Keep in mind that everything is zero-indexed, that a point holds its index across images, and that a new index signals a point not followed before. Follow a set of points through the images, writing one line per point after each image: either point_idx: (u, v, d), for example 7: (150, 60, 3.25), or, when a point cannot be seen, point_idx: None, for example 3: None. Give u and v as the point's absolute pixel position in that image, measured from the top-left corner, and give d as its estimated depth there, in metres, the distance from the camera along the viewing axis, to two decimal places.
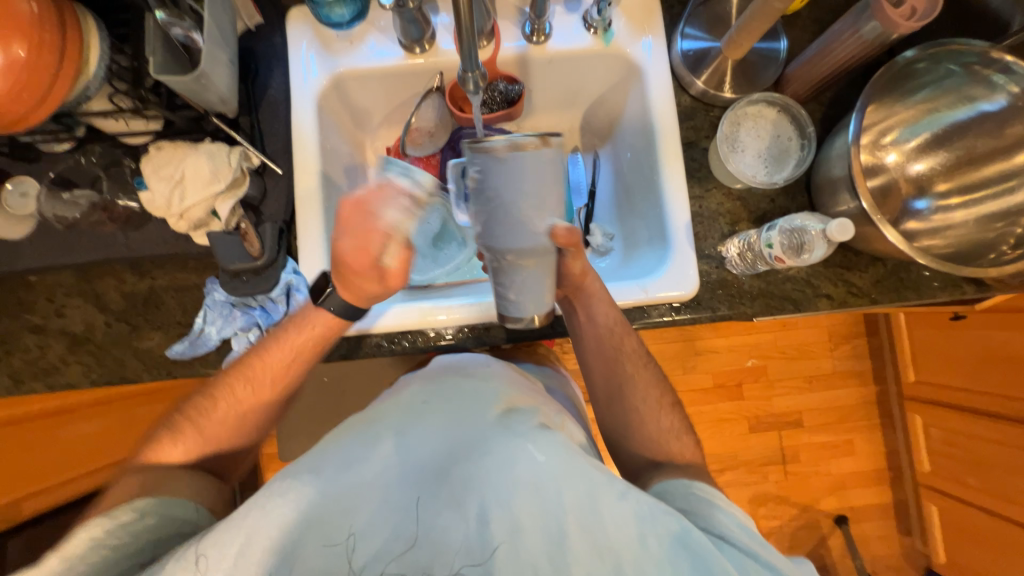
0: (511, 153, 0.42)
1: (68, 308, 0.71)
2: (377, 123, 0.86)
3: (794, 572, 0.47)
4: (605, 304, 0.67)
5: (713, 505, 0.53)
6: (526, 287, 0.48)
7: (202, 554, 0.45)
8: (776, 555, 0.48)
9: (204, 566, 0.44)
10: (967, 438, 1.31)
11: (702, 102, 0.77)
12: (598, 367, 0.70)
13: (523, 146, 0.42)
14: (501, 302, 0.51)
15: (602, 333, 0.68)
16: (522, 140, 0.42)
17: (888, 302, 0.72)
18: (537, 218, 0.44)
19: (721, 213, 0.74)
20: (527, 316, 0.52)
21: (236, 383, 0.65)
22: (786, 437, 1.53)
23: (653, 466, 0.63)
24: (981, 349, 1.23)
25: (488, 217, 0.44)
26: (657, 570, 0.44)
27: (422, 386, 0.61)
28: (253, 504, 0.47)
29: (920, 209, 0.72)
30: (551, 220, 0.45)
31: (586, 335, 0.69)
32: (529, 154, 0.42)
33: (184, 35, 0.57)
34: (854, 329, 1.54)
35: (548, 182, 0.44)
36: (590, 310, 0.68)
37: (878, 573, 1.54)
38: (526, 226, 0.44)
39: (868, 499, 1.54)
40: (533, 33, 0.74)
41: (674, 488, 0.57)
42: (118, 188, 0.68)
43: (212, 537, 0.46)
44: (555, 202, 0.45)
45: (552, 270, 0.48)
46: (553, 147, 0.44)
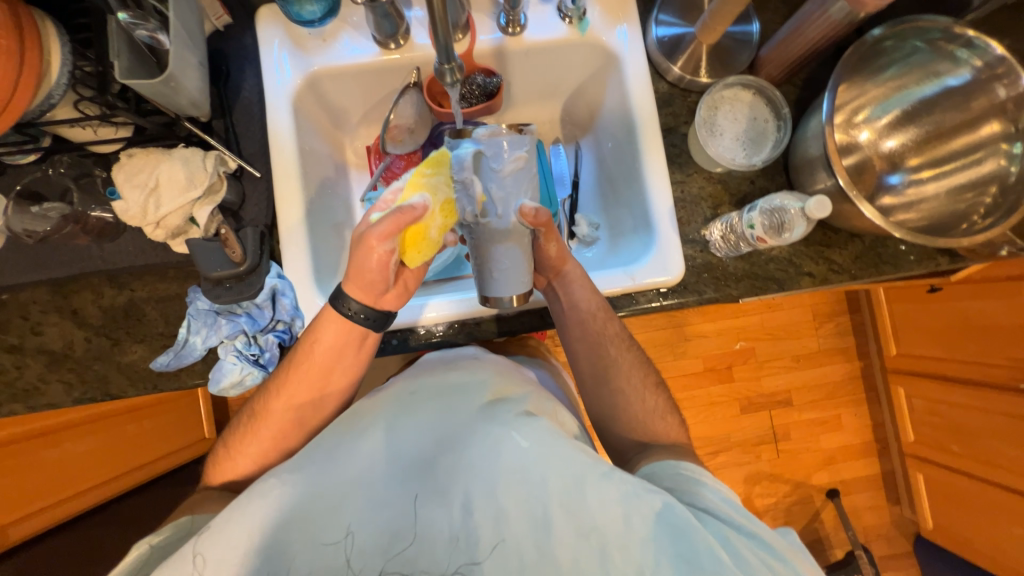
0: (491, 139, 0.54)
1: (44, 325, 0.69)
2: (355, 122, 0.86)
3: (782, 544, 0.48)
4: (587, 290, 0.67)
5: (702, 483, 0.54)
6: (506, 262, 0.56)
7: (198, 554, 0.44)
8: (761, 527, 0.50)
9: (201, 566, 0.44)
10: (949, 406, 1.35)
11: (680, 88, 0.77)
12: (582, 352, 0.69)
13: (498, 133, 0.54)
14: (486, 281, 0.58)
15: (586, 318, 0.67)
16: (497, 129, 0.54)
17: (868, 277, 0.74)
18: (512, 196, 0.55)
19: (703, 197, 0.75)
20: (508, 295, 0.58)
21: (267, 404, 0.62)
22: (776, 416, 1.56)
23: (648, 450, 0.63)
24: (958, 320, 1.27)
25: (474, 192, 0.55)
26: (642, 548, 0.46)
27: (409, 379, 0.61)
28: (240, 505, 0.47)
29: (894, 184, 0.74)
30: (523, 200, 0.56)
31: (569, 322, 0.68)
32: (503, 138, 0.54)
33: (150, 37, 0.56)
34: (837, 307, 1.58)
35: (521, 168, 0.55)
36: (571, 296, 0.67)
37: (870, 542, 1.58)
38: (502, 201, 0.55)
39: (858, 472, 1.58)
40: (508, 24, 0.74)
41: (660, 468, 0.57)
42: (90, 199, 0.66)
43: (208, 535, 0.45)
44: (527, 185, 0.56)
45: (525, 249, 0.57)
46: (524, 136, 0.55)
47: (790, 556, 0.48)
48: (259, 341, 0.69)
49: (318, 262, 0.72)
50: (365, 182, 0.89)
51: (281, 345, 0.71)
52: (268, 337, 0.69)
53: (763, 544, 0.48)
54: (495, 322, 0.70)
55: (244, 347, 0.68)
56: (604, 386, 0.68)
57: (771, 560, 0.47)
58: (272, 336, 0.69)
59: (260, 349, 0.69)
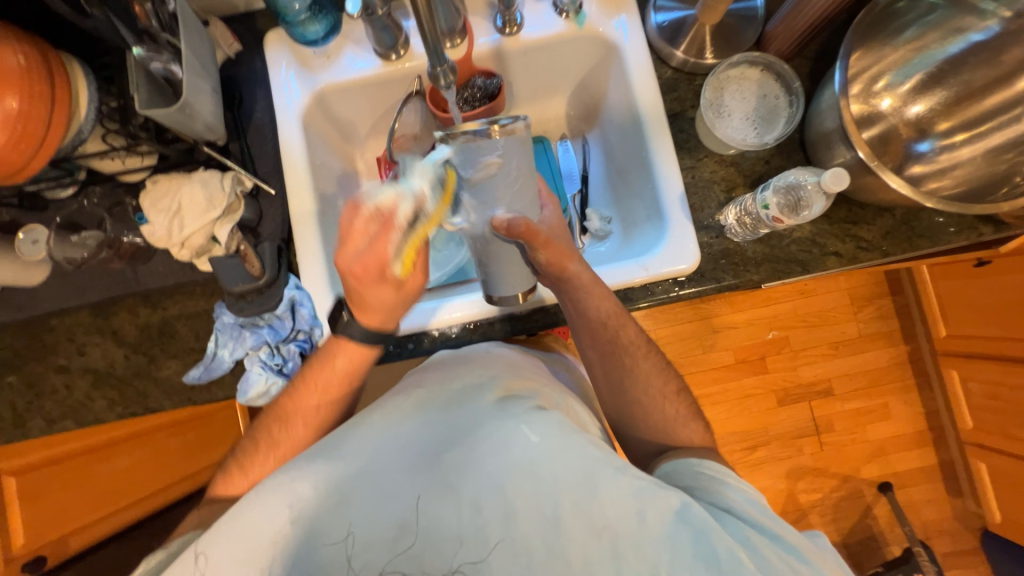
0: (462, 147, 0.49)
1: (88, 346, 0.74)
2: (364, 135, 0.88)
3: (802, 544, 0.47)
4: (596, 296, 0.63)
5: (725, 481, 0.52)
6: (493, 269, 0.61)
7: (201, 552, 0.48)
8: (788, 530, 0.48)
9: (202, 564, 0.47)
10: (1009, 388, 1.24)
11: (684, 72, 0.75)
12: (590, 350, 0.68)
13: (472, 140, 0.48)
14: (484, 282, 0.64)
15: (602, 321, 0.65)
16: (471, 134, 0.48)
17: (902, 252, 0.70)
18: (488, 207, 0.53)
19: (715, 181, 0.73)
20: (506, 296, 0.64)
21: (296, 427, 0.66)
22: (817, 407, 1.48)
23: (671, 450, 0.62)
24: (1012, 294, 1.18)
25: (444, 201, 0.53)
26: (656, 544, 0.45)
27: (419, 375, 0.61)
28: (250, 501, 0.49)
29: (924, 152, 0.70)
30: (498, 210, 0.54)
31: (574, 324, 0.66)
32: (461, 141, 0.49)
33: (164, 68, 0.59)
34: (877, 289, 1.50)
35: (499, 177, 0.51)
36: (575, 294, 0.63)
37: (931, 539, 1.47)
38: (478, 213, 0.54)
39: (911, 463, 1.49)
40: (505, 25, 0.75)
41: (681, 466, 0.56)
42: (121, 225, 0.70)
43: (209, 536, 0.49)
44: (505, 196, 0.53)
45: (513, 254, 0.60)
46: (503, 137, 0.49)
47: (818, 561, 0.46)
48: (282, 352, 0.72)
49: None
50: None
51: (302, 354, 0.73)
52: (290, 347, 0.71)
53: (787, 546, 0.46)
54: (507, 322, 0.71)
55: (268, 358, 0.71)
56: (622, 382, 0.67)
57: (797, 564, 0.45)
58: (294, 345, 0.72)
59: (283, 359, 0.72)
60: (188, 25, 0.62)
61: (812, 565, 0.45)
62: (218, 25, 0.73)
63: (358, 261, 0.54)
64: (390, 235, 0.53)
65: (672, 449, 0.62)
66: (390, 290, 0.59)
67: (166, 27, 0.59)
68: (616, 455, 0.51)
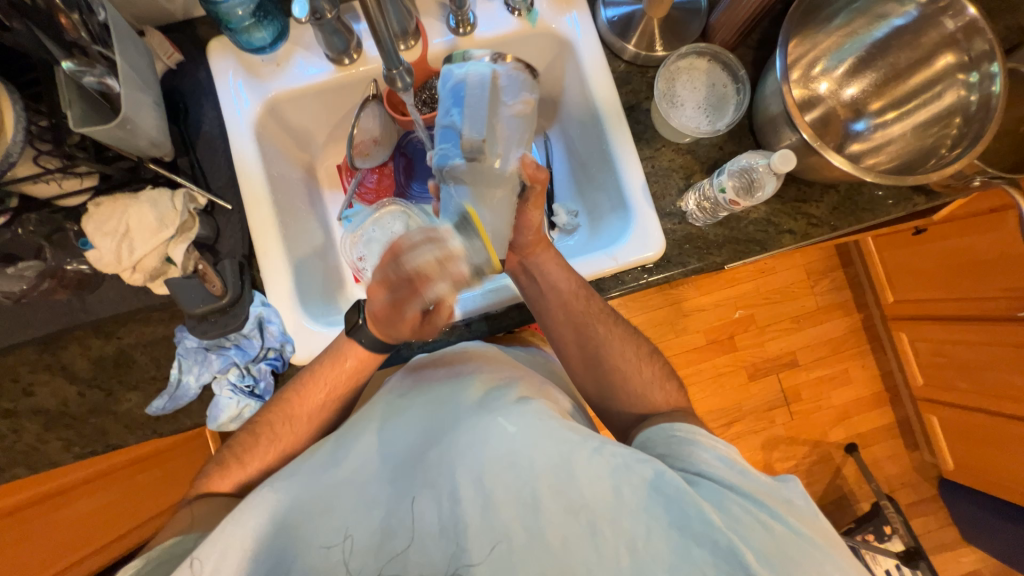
0: (507, 74, 0.58)
1: (36, 385, 0.68)
2: (322, 143, 0.86)
3: (771, 497, 0.48)
4: (565, 270, 0.67)
5: (694, 443, 0.54)
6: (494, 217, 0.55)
7: (196, 558, 0.45)
8: (755, 481, 0.50)
9: (199, 566, 0.44)
10: (951, 344, 1.35)
11: (637, 65, 0.77)
12: (569, 343, 0.69)
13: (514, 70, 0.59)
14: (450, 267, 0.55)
15: (582, 315, 0.68)
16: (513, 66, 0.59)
17: (848, 226, 0.74)
18: (516, 136, 0.57)
19: (674, 169, 0.75)
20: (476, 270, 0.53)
21: (272, 451, 0.63)
22: (785, 379, 1.56)
23: (651, 415, 0.64)
24: (949, 258, 1.27)
25: (485, 117, 0.54)
26: (632, 518, 0.46)
27: (404, 378, 0.60)
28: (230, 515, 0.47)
29: (861, 130, 0.75)
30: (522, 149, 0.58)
31: (549, 306, 0.68)
32: (506, 67, 0.59)
33: (99, 82, 0.55)
34: (830, 263, 1.59)
35: (528, 111, 0.59)
36: (549, 280, 0.67)
37: (895, 492, 1.57)
38: (508, 137, 0.56)
39: (873, 423, 1.58)
40: (458, 24, 0.74)
41: (653, 434, 0.58)
42: (63, 253, 0.65)
43: (207, 542, 0.46)
44: (525, 137, 0.59)
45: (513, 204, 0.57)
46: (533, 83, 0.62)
47: (787, 509, 0.48)
48: (253, 372, 0.69)
49: (302, 283, 0.72)
50: (339, 201, 0.89)
51: (275, 372, 0.71)
52: (260, 366, 0.69)
53: (756, 501, 0.48)
54: (485, 321, 0.71)
55: (238, 380, 0.68)
56: (602, 372, 0.68)
57: (763, 516, 0.46)
58: (265, 365, 0.69)
59: (254, 379, 0.69)
60: (121, 35, 0.59)
61: (779, 515, 0.46)
62: (155, 33, 0.69)
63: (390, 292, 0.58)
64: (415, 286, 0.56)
65: (654, 413, 0.64)
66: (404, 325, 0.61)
67: (97, 38, 0.56)
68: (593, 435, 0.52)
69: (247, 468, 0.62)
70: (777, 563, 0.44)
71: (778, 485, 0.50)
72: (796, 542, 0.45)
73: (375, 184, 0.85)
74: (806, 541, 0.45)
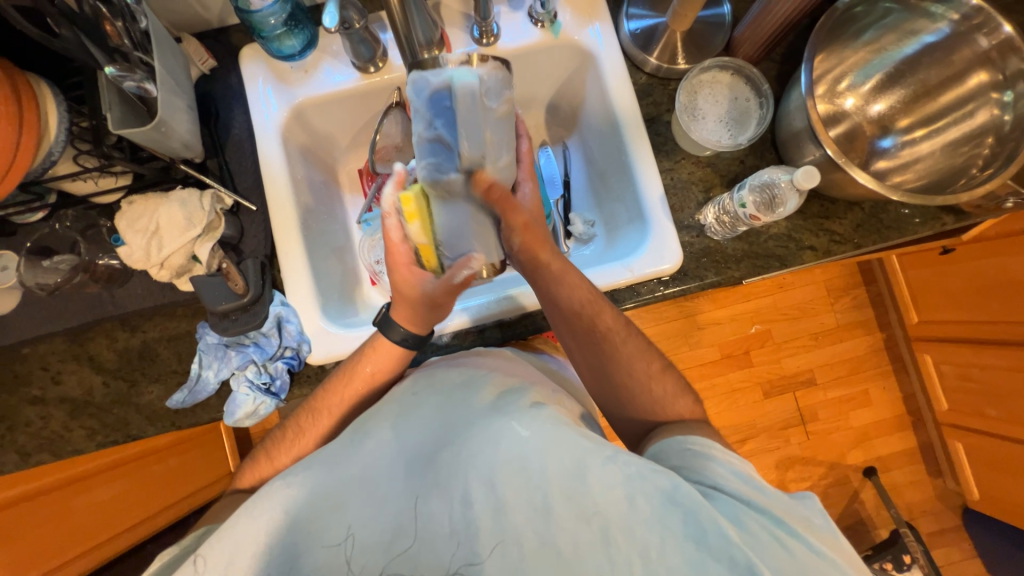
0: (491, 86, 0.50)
1: (64, 374, 0.71)
2: (345, 148, 0.88)
3: (788, 514, 0.48)
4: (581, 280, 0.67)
5: (710, 456, 0.53)
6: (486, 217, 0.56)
7: (200, 556, 0.47)
8: (772, 498, 0.49)
9: (203, 567, 0.46)
10: (980, 369, 1.30)
11: (659, 77, 0.78)
12: (580, 360, 0.69)
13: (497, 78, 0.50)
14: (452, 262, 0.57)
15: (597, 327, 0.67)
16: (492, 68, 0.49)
17: (872, 244, 0.73)
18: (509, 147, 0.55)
19: (693, 181, 0.75)
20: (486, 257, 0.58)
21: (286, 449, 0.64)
22: (802, 397, 1.52)
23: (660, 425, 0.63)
24: (979, 279, 1.23)
25: (481, 135, 0.51)
26: (647, 528, 0.45)
27: (414, 378, 0.61)
28: (245, 509, 0.48)
29: (886, 148, 0.73)
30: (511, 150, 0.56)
31: (554, 319, 0.67)
32: (477, 72, 0.49)
33: (137, 87, 0.57)
34: (852, 280, 1.55)
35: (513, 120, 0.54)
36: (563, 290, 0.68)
37: (915, 520, 1.52)
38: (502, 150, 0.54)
39: (893, 447, 1.53)
40: (482, 35, 0.75)
41: (665, 445, 0.57)
42: (97, 248, 0.68)
43: (212, 538, 0.48)
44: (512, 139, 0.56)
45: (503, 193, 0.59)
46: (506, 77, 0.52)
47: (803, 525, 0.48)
48: (270, 369, 0.70)
49: (320, 284, 0.74)
50: (359, 204, 0.91)
51: (291, 371, 0.71)
52: (277, 364, 0.70)
53: (774, 518, 0.47)
54: (498, 329, 0.72)
55: (255, 377, 0.69)
56: (615, 384, 0.68)
57: (781, 533, 0.46)
58: (281, 363, 0.70)
59: (270, 377, 0.69)
60: (160, 41, 0.61)
61: (796, 532, 0.46)
62: (191, 40, 0.72)
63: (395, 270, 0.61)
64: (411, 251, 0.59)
65: (661, 424, 0.63)
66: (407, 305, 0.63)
67: (139, 45, 0.58)
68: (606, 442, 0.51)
69: (260, 465, 0.63)
70: None
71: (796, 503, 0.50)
72: (814, 562, 0.45)
73: None
74: (823, 559, 0.45)
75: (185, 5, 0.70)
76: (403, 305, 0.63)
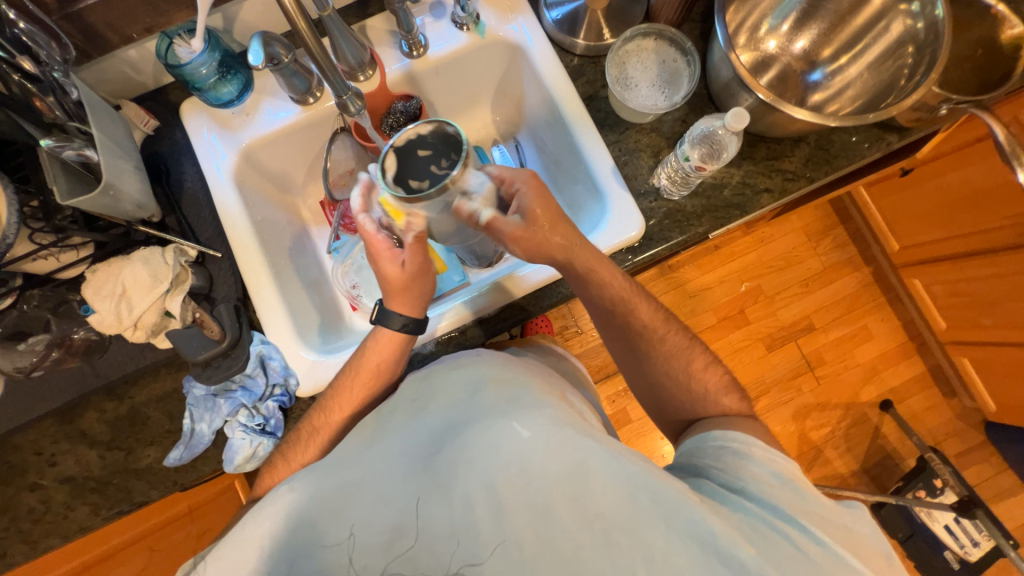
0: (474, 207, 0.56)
1: (59, 455, 0.71)
2: (303, 183, 0.89)
3: (821, 524, 0.48)
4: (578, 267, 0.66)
5: (747, 455, 0.54)
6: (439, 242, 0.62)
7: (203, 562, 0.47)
8: (811, 506, 0.49)
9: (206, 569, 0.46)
10: (966, 283, 1.30)
11: (590, 57, 0.80)
12: (615, 345, 0.70)
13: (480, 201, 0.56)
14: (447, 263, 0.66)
15: (606, 305, 0.66)
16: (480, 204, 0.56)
17: (825, 175, 0.74)
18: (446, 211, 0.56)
19: (642, 148, 0.76)
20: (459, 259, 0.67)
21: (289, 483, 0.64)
22: (804, 344, 1.53)
23: (701, 420, 0.64)
24: (947, 194, 1.24)
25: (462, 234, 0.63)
26: (649, 526, 0.45)
27: (415, 379, 0.61)
28: (256, 512, 0.49)
29: (818, 80, 0.76)
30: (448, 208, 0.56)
31: (598, 317, 0.69)
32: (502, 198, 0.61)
33: (78, 155, 0.59)
34: (829, 220, 1.58)
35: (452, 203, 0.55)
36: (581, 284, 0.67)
37: (941, 444, 1.51)
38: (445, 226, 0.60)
39: (904, 376, 1.53)
40: (411, 48, 0.77)
41: (705, 442, 0.59)
42: (68, 322, 0.68)
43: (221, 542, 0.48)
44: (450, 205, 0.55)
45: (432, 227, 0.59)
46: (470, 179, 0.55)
47: (837, 539, 0.47)
48: (262, 411, 0.70)
49: (297, 319, 0.74)
50: (326, 234, 0.91)
51: (283, 409, 0.71)
52: (268, 404, 0.70)
53: (803, 527, 0.47)
54: (479, 326, 0.73)
55: (249, 421, 0.69)
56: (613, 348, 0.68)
57: (803, 541, 0.46)
58: (272, 402, 0.70)
59: (264, 417, 0.70)
60: (97, 110, 0.63)
61: (818, 539, 0.46)
62: (129, 104, 0.73)
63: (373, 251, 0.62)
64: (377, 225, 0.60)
65: (704, 418, 0.64)
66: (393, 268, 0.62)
67: (74, 115, 0.61)
68: (610, 441, 0.51)
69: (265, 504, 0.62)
70: None
71: (839, 512, 0.50)
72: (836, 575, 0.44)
73: (359, 213, 0.87)
74: (841, 566, 0.45)
75: (117, 71, 0.72)
76: (392, 303, 0.64)
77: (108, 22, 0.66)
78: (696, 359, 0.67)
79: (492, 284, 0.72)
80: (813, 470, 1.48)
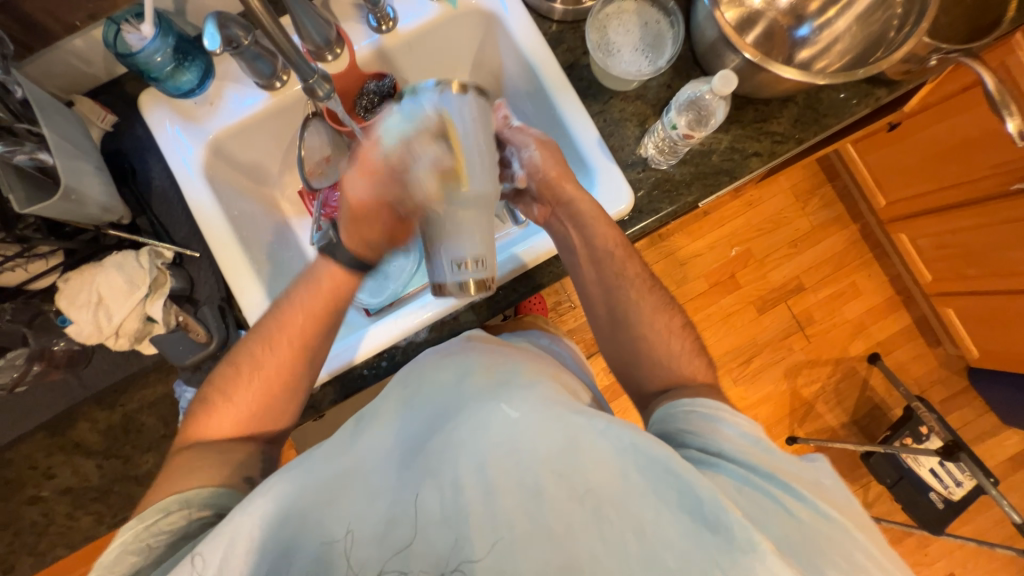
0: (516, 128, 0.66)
1: (54, 468, 0.70)
2: (278, 173, 0.85)
3: (794, 477, 0.49)
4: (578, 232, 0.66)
5: (719, 418, 0.55)
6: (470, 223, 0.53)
7: (199, 555, 0.46)
8: (780, 459, 0.51)
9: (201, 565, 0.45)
10: (953, 234, 1.30)
11: (569, 23, 0.76)
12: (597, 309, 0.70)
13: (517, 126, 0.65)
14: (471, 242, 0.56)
15: None
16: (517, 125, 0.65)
17: (813, 134, 0.73)
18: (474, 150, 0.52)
19: (627, 117, 0.74)
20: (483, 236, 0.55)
21: None
22: (794, 305, 1.55)
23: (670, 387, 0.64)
24: (931, 145, 1.23)
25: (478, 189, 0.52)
26: (640, 501, 0.46)
27: (399, 374, 0.58)
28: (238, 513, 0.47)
29: (805, 36, 0.73)
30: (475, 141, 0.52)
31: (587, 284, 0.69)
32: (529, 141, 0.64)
33: (31, 158, 0.57)
34: (817, 179, 1.57)
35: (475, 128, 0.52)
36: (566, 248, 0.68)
37: (926, 392, 1.56)
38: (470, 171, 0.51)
39: (891, 329, 1.57)
40: (379, 22, 0.73)
41: (677, 408, 0.59)
42: (46, 335, 0.63)
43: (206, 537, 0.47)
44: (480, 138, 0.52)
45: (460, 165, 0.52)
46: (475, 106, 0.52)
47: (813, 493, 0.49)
48: None
49: None
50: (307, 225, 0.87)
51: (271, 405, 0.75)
52: None
53: (779, 482, 0.49)
54: (471, 310, 0.72)
55: None
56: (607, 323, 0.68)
57: (780, 493, 0.48)
58: None
59: None
60: (47, 108, 0.60)
61: (799, 494, 0.48)
62: (84, 100, 0.69)
63: (356, 194, 0.58)
64: (376, 197, 0.57)
65: (678, 385, 0.64)
66: (374, 228, 0.62)
67: (21, 116, 0.57)
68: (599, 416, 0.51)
69: None
70: (800, 547, 0.44)
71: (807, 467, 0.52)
72: (817, 527, 0.46)
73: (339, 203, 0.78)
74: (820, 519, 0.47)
75: (65, 64, 0.67)
76: None
77: (48, 10, 0.60)
78: (688, 330, 0.68)
79: (510, 253, 0.71)
80: (805, 425, 1.53)
